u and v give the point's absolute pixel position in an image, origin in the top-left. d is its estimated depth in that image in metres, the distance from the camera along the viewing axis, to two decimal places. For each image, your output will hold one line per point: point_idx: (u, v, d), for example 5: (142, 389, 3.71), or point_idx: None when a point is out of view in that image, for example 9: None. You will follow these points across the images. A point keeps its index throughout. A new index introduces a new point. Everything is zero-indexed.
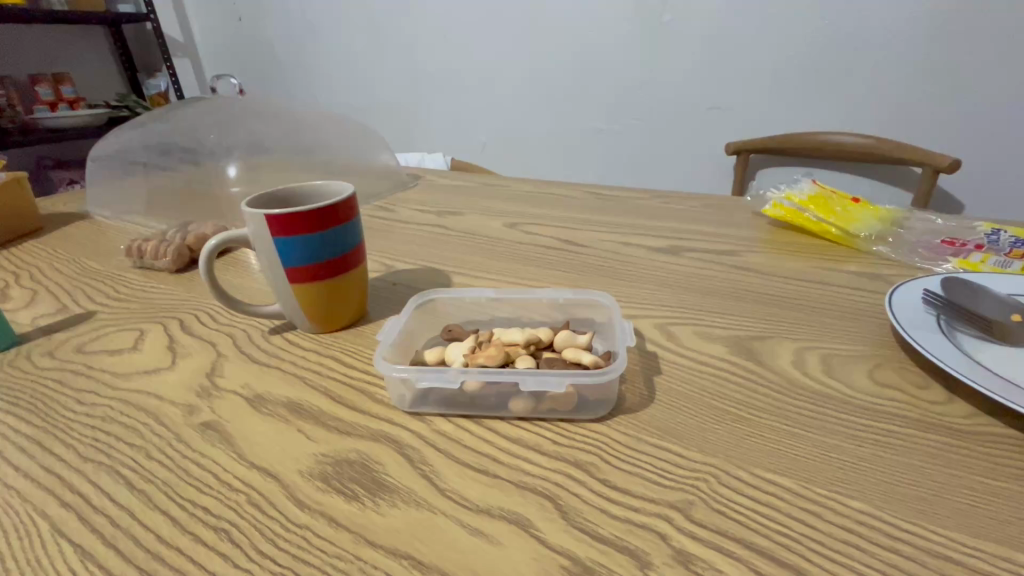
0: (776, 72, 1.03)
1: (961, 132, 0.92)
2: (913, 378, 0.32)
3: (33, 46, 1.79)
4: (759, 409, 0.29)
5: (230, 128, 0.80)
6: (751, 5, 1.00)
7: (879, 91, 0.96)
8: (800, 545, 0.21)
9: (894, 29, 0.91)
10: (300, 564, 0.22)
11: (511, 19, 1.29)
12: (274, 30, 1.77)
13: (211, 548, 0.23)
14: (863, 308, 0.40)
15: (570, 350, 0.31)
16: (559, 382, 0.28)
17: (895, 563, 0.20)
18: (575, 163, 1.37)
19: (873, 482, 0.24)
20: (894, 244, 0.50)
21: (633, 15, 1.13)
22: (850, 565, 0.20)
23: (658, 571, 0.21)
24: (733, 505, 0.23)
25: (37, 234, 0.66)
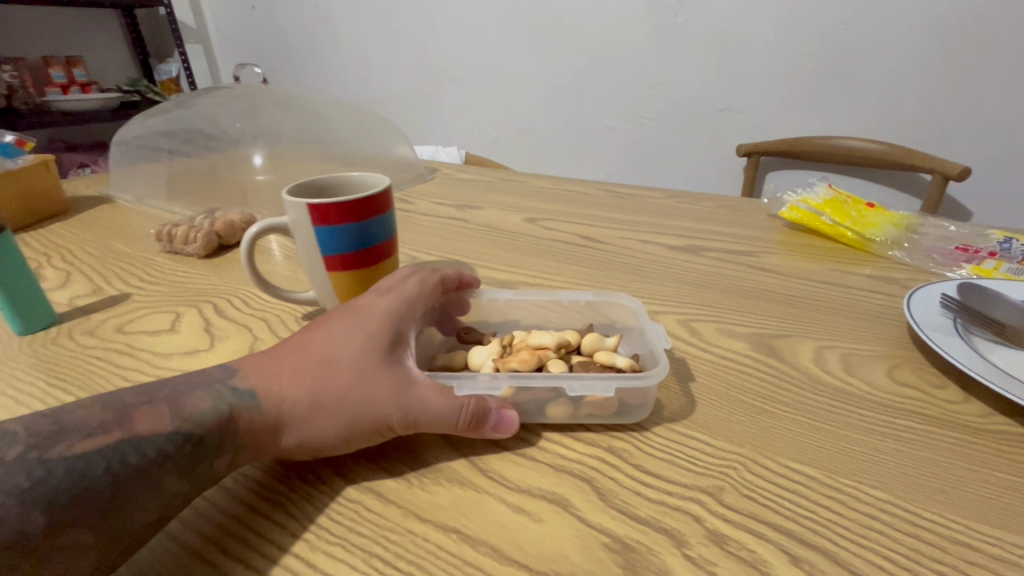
0: (786, 76, 1.04)
1: (972, 140, 0.93)
2: (931, 379, 0.33)
3: (47, 28, 1.80)
4: (782, 404, 0.30)
5: (253, 117, 0.81)
6: (762, 12, 1.02)
7: (890, 97, 0.96)
8: (827, 530, 0.23)
9: (904, 37, 0.92)
10: (354, 535, 0.23)
11: (527, 16, 1.30)
12: (287, 20, 1.77)
13: (268, 518, 0.24)
14: (879, 310, 0.41)
15: (604, 353, 0.31)
16: (604, 385, 0.28)
17: (919, 549, 0.22)
18: (583, 160, 1.38)
19: (894, 473, 0.25)
20: (910, 249, 0.51)
21: (648, 17, 1.14)
22: (875, 549, 0.22)
23: (695, 549, 0.22)
24: (763, 492, 0.24)
25: (65, 216, 0.68)
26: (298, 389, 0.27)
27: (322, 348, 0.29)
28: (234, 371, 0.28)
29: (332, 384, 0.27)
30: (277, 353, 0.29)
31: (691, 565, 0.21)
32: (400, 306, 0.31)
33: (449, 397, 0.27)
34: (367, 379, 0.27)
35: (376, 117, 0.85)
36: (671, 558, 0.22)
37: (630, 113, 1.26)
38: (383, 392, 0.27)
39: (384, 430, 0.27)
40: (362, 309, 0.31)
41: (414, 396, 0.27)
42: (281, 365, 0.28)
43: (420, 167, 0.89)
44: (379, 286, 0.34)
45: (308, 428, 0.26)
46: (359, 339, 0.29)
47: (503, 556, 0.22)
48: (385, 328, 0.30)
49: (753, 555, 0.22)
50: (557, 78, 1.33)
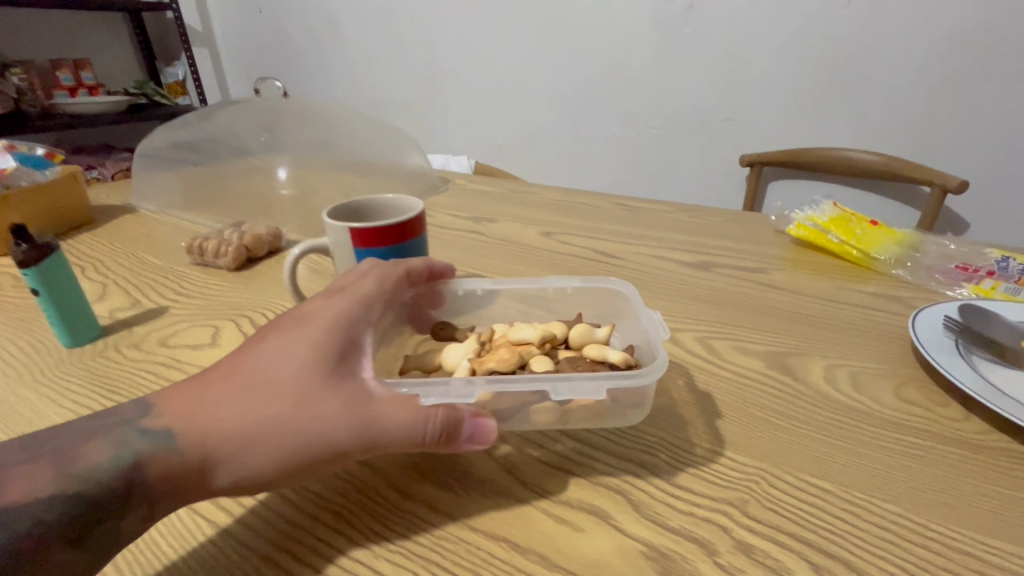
0: (790, 90, 1.06)
1: (970, 154, 0.96)
2: (934, 397, 0.35)
3: (55, 30, 1.80)
4: (798, 420, 0.33)
5: (277, 133, 0.84)
6: (766, 26, 1.04)
7: (890, 111, 0.99)
8: (844, 541, 0.25)
9: (904, 54, 0.95)
10: (412, 543, 0.25)
11: (535, 26, 1.31)
12: (295, 25, 1.78)
13: (332, 528, 0.26)
14: (884, 328, 0.44)
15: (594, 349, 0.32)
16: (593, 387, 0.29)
17: (927, 558, 0.24)
18: (587, 167, 1.40)
19: (903, 488, 0.28)
20: (912, 267, 0.54)
21: (652, 29, 1.16)
22: (888, 558, 0.24)
23: (725, 557, 0.24)
24: (784, 504, 0.27)
25: (90, 226, 0.69)
26: (231, 419, 0.27)
27: (257, 373, 0.29)
28: (177, 405, 0.28)
29: (265, 411, 0.27)
30: (219, 380, 0.29)
31: (720, 570, 0.24)
32: (346, 319, 0.31)
33: (401, 411, 0.27)
34: (300, 402, 0.27)
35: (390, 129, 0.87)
36: (704, 565, 0.24)
37: (635, 122, 1.27)
38: (332, 413, 0.27)
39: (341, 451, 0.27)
40: (305, 325, 0.31)
41: (367, 414, 0.27)
42: (224, 393, 0.28)
43: (435, 178, 0.90)
44: (325, 297, 0.34)
45: (242, 459, 0.26)
46: (293, 360, 0.29)
47: (548, 562, 0.24)
48: (329, 345, 0.29)
49: (777, 562, 0.24)
50: (564, 87, 1.34)
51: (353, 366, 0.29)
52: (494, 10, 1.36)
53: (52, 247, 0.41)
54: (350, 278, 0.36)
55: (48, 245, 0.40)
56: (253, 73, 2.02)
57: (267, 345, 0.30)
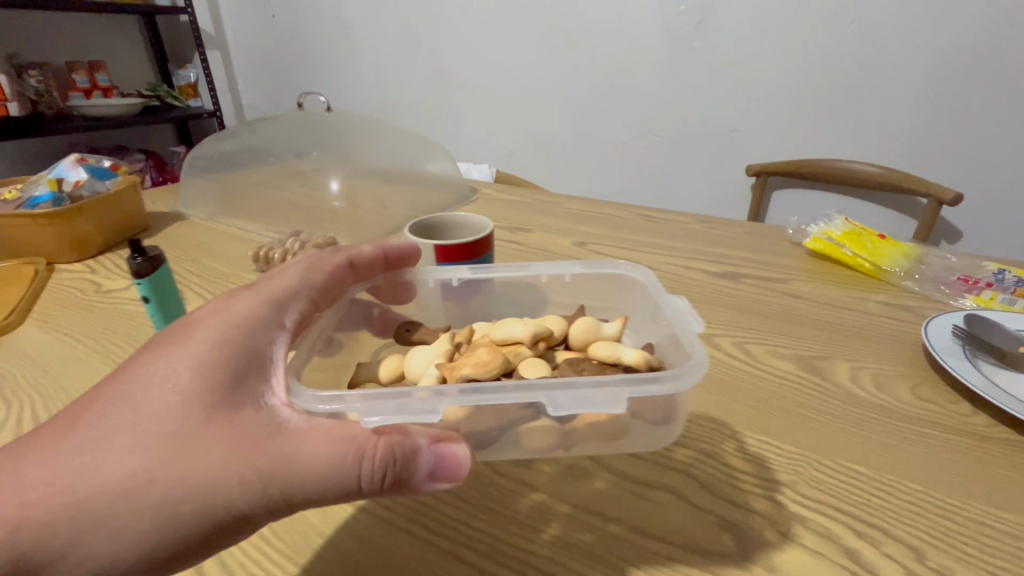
0: (799, 106, 1.10)
1: (971, 169, 1.00)
2: (945, 396, 0.40)
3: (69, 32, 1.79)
4: (831, 414, 0.38)
5: (328, 144, 0.90)
6: (775, 45, 1.08)
7: (892, 129, 1.03)
8: (880, 512, 0.30)
9: (898, 80, 0.99)
10: (523, 515, 0.31)
11: (548, 37, 1.35)
12: (309, 31, 1.81)
13: (455, 505, 0.32)
14: (897, 335, 0.49)
15: (605, 348, 0.35)
16: (602, 397, 0.28)
17: (947, 525, 0.29)
18: (596, 174, 1.44)
19: (925, 470, 0.33)
20: (919, 279, 0.59)
21: (659, 46, 1.20)
22: (917, 525, 0.30)
23: (783, 525, 0.30)
24: (827, 483, 0.32)
25: (146, 234, 0.72)
26: (134, 456, 0.28)
27: (156, 403, 0.29)
28: (53, 454, 0.29)
29: (167, 447, 0.28)
30: (97, 420, 0.30)
31: (782, 535, 0.29)
32: (233, 345, 0.31)
33: (315, 445, 0.27)
34: (201, 437, 0.28)
35: (420, 140, 0.92)
36: (767, 531, 0.29)
37: (643, 132, 1.32)
38: (219, 460, 0.27)
39: (237, 502, 0.27)
40: (187, 355, 0.31)
41: (259, 462, 0.27)
42: (96, 440, 0.28)
43: (464, 187, 0.93)
44: (225, 309, 0.34)
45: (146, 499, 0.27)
46: (190, 389, 0.29)
47: (639, 531, 0.30)
48: (216, 381, 0.30)
49: (826, 529, 0.29)
50: (575, 96, 1.38)
51: (245, 402, 0.29)
52: (508, 20, 1.39)
53: (159, 259, 0.44)
54: (252, 292, 0.36)
55: (157, 257, 0.44)
56: (268, 79, 2.05)
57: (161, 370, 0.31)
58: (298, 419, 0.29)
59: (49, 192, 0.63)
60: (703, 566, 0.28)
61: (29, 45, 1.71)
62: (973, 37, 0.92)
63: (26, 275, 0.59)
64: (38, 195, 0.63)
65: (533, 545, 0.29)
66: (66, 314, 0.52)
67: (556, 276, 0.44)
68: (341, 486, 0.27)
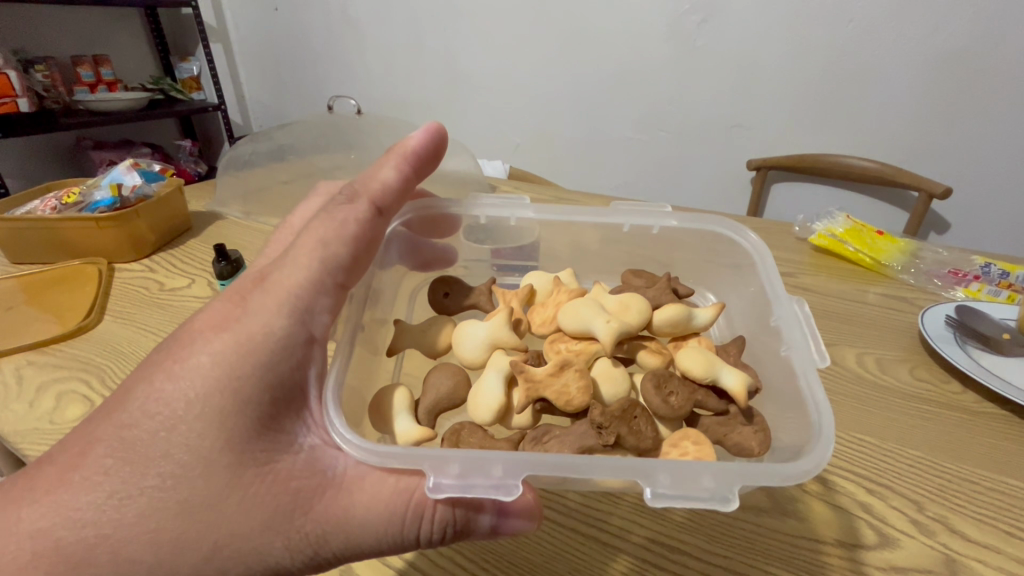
0: (825, 103, 1.08)
1: (976, 172, 1.03)
2: (938, 375, 0.48)
3: (72, 24, 1.63)
4: (843, 394, 0.46)
5: (366, 146, 0.92)
6: (810, 43, 1.03)
7: (907, 136, 1.04)
8: (884, 473, 0.39)
9: (909, 90, 1.00)
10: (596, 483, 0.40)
11: (556, 27, 1.27)
12: (311, 22, 1.67)
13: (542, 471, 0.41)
14: (897, 322, 0.56)
15: (700, 367, 0.43)
16: (704, 484, 0.30)
17: (939, 482, 0.38)
18: (594, 166, 1.41)
19: (922, 439, 0.41)
20: (915, 272, 0.65)
21: (670, 39, 1.15)
22: (915, 484, 0.38)
23: (809, 484, 0.38)
24: (840, 450, 0.41)
25: (190, 234, 0.76)
26: (177, 510, 0.30)
27: (186, 457, 0.31)
28: (80, 498, 0.30)
29: (210, 502, 0.30)
30: (113, 470, 0.31)
31: (812, 496, 0.38)
32: (256, 392, 0.32)
33: (366, 504, 0.32)
34: (245, 492, 0.31)
35: None
36: (795, 488, 0.38)
37: (647, 127, 1.29)
38: (263, 522, 0.31)
39: (283, 562, 0.32)
40: (206, 404, 0.31)
41: (306, 525, 0.31)
42: (131, 485, 0.30)
43: (483, 185, 0.96)
44: (228, 341, 0.33)
45: (192, 550, 0.30)
46: (223, 446, 0.31)
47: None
48: (247, 439, 0.31)
49: (842, 485, 0.38)
50: (583, 86, 1.31)
51: (280, 460, 0.32)
52: (513, 5, 1.30)
53: (238, 260, 0.61)
54: (258, 306, 0.34)
55: (236, 258, 0.60)
56: (257, 79, 1.94)
57: (178, 420, 0.31)
58: (339, 475, 0.32)
59: (109, 196, 0.68)
60: (759, 522, 0.36)
61: (27, 38, 1.55)
62: (964, 38, 0.93)
63: (91, 275, 0.64)
64: (98, 198, 0.68)
65: (629, 508, 0.38)
66: (141, 312, 0.59)
67: (641, 227, 0.53)
68: (387, 544, 0.32)
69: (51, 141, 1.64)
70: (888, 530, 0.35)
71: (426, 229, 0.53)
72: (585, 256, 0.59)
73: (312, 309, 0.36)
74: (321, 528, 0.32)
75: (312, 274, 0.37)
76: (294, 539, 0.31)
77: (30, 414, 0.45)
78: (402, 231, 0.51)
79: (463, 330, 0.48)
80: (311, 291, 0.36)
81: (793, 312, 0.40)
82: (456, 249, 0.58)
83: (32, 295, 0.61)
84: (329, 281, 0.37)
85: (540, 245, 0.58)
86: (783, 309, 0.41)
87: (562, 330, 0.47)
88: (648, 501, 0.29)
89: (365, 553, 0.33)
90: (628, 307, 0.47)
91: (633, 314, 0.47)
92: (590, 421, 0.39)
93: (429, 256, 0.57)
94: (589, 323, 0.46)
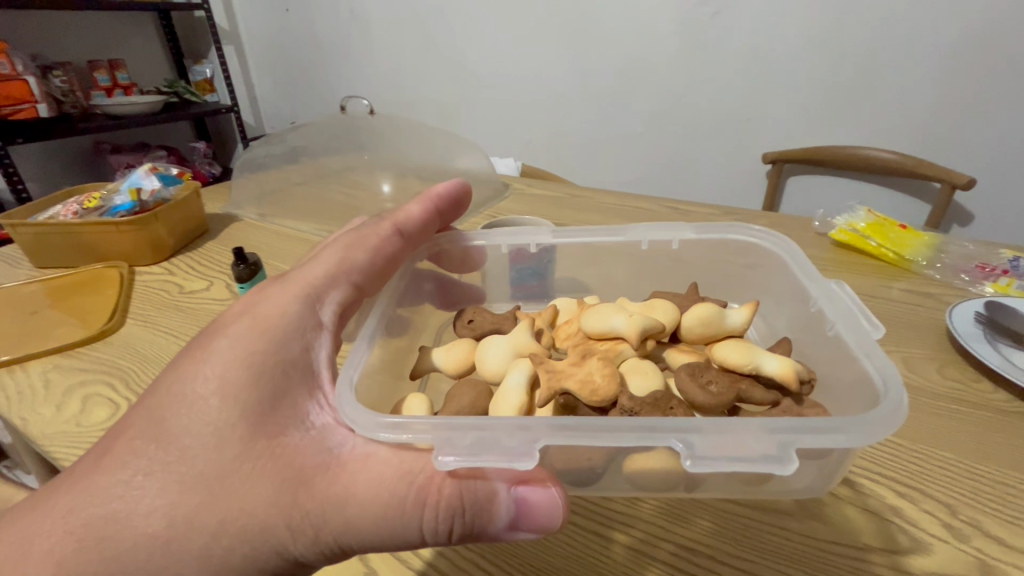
0: (844, 95, 1.05)
1: (1002, 162, 0.99)
2: (968, 374, 0.47)
3: (88, 30, 1.66)
4: None
5: (379, 147, 0.92)
6: (827, 32, 1.01)
7: (929, 126, 1.01)
8: (916, 477, 0.38)
9: (928, 79, 0.98)
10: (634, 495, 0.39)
11: (563, 21, 1.26)
12: (320, 21, 1.68)
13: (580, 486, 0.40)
14: (923, 320, 0.55)
15: (739, 356, 0.42)
16: (754, 447, 0.28)
17: (973, 484, 0.37)
18: (604, 162, 1.40)
19: (955, 440, 0.41)
20: (941, 267, 0.63)
21: (680, 31, 1.14)
22: (949, 487, 0.37)
23: (840, 488, 0.38)
24: (870, 456, 0.40)
25: (207, 237, 0.77)
26: (190, 483, 0.30)
27: (202, 433, 0.31)
28: (103, 486, 0.31)
29: (220, 476, 0.30)
30: (142, 450, 0.31)
31: (842, 500, 0.37)
32: (269, 369, 0.33)
33: (370, 484, 0.30)
34: (253, 466, 0.30)
35: (449, 136, 0.95)
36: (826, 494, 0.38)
37: (657, 121, 1.27)
38: (267, 497, 0.30)
39: (286, 544, 0.30)
40: (225, 378, 0.33)
41: (308, 503, 0.30)
42: (150, 463, 0.31)
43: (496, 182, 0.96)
44: (249, 324, 0.36)
45: (201, 525, 0.30)
46: (236, 420, 0.31)
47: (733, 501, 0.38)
48: (257, 413, 0.32)
49: (874, 491, 0.38)
50: (591, 80, 1.30)
51: (289, 435, 0.32)
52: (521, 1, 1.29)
53: (256, 263, 0.61)
54: (276, 294, 0.38)
55: (255, 262, 0.60)
56: (268, 80, 1.96)
57: (197, 396, 0.32)
58: (345, 455, 0.31)
59: (129, 201, 0.69)
60: (781, 524, 0.36)
61: (46, 44, 1.57)
62: (988, 24, 0.90)
63: (113, 278, 0.65)
64: (118, 203, 0.69)
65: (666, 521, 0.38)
66: (161, 315, 0.59)
67: (661, 241, 0.53)
68: (391, 531, 0.30)
69: (70, 145, 1.67)
70: (920, 535, 0.35)
71: (455, 265, 0.55)
72: (606, 276, 0.58)
73: (321, 296, 0.39)
74: (325, 507, 0.30)
75: (330, 268, 0.41)
76: (299, 517, 0.30)
77: (58, 417, 0.46)
78: (432, 265, 0.53)
79: (484, 345, 0.48)
80: (325, 283, 0.40)
81: (835, 288, 0.41)
82: (484, 288, 0.58)
83: (56, 299, 0.62)
84: (343, 278, 0.42)
85: (557, 266, 0.57)
86: (824, 290, 0.41)
87: (587, 335, 0.47)
88: (686, 467, 0.28)
89: (368, 543, 0.31)
90: (655, 308, 0.48)
91: (659, 313, 0.48)
92: (620, 409, 0.39)
93: (456, 295, 0.56)
94: (611, 321, 0.46)
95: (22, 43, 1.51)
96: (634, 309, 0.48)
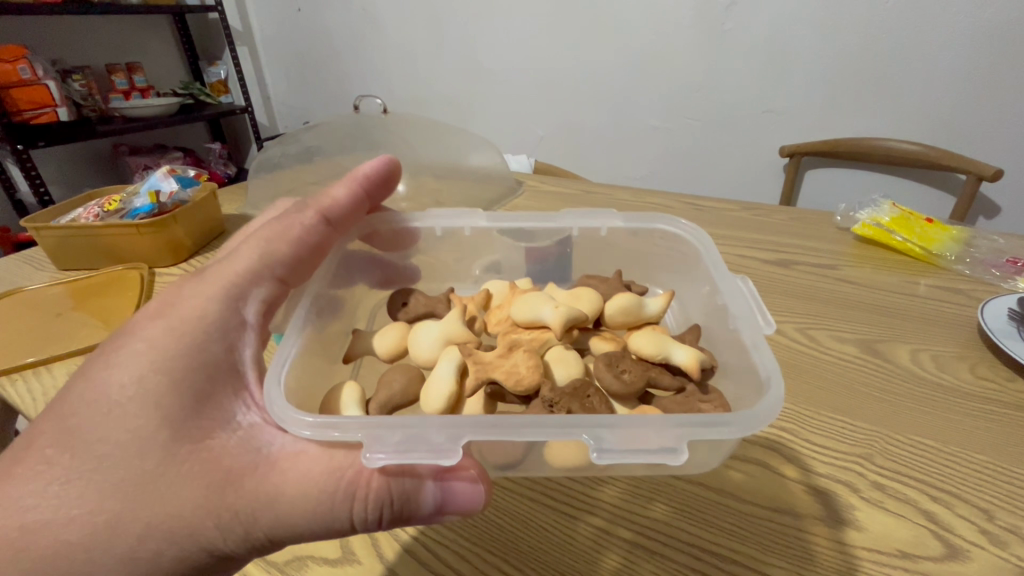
0: (867, 86, 1.02)
1: None
2: (1003, 373, 0.46)
3: (106, 34, 1.68)
4: (899, 394, 0.44)
5: (391, 145, 0.92)
6: (854, 21, 0.98)
7: (955, 117, 0.98)
8: (952, 481, 0.37)
9: (953, 69, 0.95)
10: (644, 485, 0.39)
11: (578, 15, 1.25)
12: (333, 20, 1.68)
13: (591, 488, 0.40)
14: (955, 317, 0.53)
15: (653, 347, 0.43)
16: (653, 440, 0.29)
17: (1011, 489, 0.37)
18: (619, 157, 1.39)
19: (994, 444, 0.40)
20: (971, 263, 0.62)
21: (697, 24, 1.12)
22: (985, 490, 0.37)
23: (867, 492, 0.37)
24: (901, 458, 0.39)
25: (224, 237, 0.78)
26: (110, 490, 0.30)
27: (119, 440, 0.31)
28: (12, 496, 0.30)
29: (142, 481, 0.30)
30: (56, 460, 0.31)
31: (870, 503, 0.36)
32: (189, 372, 0.33)
33: (299, 482, 0.30)
34: (177, 471, 0.30)
35: (463, 133, 0.95)
36: (853, 498, 0.37)
37: (673, 114, 1.25)
38: (193, 500, 0.30)
39: (216, 542, 0.30)
40: (142, 383, 0.32)
41: (237, 503, 0.30)
42: (66, 473, 0.30)
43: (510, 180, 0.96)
44: (161, 326, 0.35)
45: (125, 532, 0.30)
46: (156, 425, 0.31)
47: (735, 494, 0.38)
48: (178, 416, 0.32)
49: (906, 495, 0.37)
50: (607, 73, 1.29)
51: (215, 437, 0.32)
52: None
53: None
54: (192, 294, 0.37)
55: None
56: (282, 80, 1.96)
57: (112, 404, 0.32)
58: (274, 454, 0.31)
59: (148, 202, 0.70)
60: (790, 524, 0.36)
61: (66, 49, 1.60)
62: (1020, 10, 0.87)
63: (134, 279, 0.66)
64: (138, 205, 0.70)
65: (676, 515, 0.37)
66: None
67: (591, 229, 0.53)
68: (320, 524, 0.30)
69: (91, 147, 1.70)
70: (956, 541, 0.34)
71: (389, 244, 0.54)
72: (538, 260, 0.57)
73: (244, 295, 0.39)
74: (254, 505, 0.30)
75: (250, 264, 0.40)
76: (228, 517, 0.30)
77: None
78: (364, 246, 0.53)
79: (416, 331, 0.47)
80: (247, 280, 0.39)
81: (738, 284, 0.40)
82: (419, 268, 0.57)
83: (80, 299, 0.63)
84: (266, 274, 0.40)
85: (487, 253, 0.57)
86: (728, 285, 0.41)
87: (514, 322, 0.47)
88: (594, 458, 0.29)
89: (301, 537, 0.31)
90: (580, 296, 0.48)
91: (584, 303, 0.48)
92: (541, 401, 0.39)
93: (389, 274, 0.56)
94: (539, 311, 0.46)
95: (44, 48, 1.54)
96: (560, 299, 0.48)
